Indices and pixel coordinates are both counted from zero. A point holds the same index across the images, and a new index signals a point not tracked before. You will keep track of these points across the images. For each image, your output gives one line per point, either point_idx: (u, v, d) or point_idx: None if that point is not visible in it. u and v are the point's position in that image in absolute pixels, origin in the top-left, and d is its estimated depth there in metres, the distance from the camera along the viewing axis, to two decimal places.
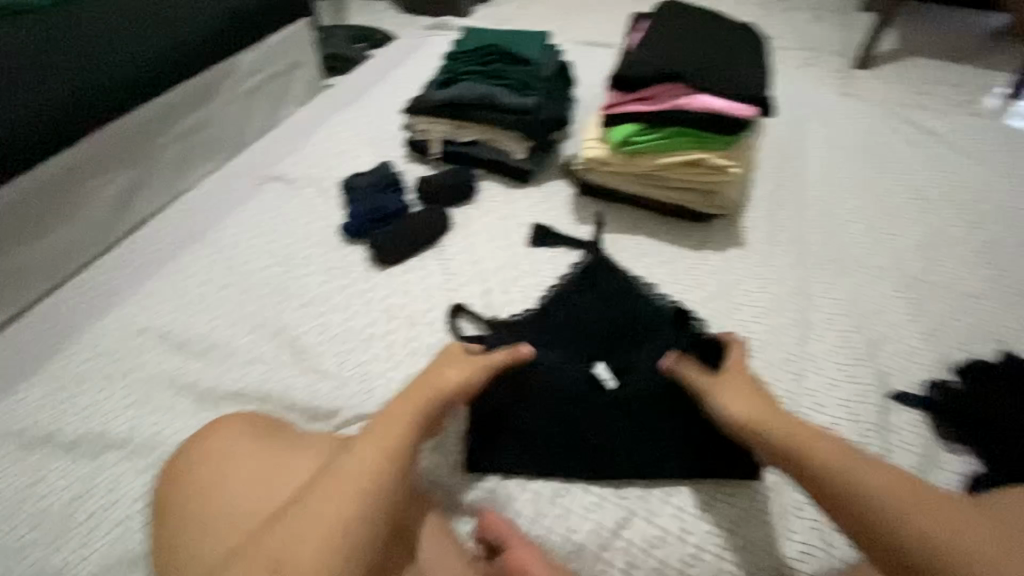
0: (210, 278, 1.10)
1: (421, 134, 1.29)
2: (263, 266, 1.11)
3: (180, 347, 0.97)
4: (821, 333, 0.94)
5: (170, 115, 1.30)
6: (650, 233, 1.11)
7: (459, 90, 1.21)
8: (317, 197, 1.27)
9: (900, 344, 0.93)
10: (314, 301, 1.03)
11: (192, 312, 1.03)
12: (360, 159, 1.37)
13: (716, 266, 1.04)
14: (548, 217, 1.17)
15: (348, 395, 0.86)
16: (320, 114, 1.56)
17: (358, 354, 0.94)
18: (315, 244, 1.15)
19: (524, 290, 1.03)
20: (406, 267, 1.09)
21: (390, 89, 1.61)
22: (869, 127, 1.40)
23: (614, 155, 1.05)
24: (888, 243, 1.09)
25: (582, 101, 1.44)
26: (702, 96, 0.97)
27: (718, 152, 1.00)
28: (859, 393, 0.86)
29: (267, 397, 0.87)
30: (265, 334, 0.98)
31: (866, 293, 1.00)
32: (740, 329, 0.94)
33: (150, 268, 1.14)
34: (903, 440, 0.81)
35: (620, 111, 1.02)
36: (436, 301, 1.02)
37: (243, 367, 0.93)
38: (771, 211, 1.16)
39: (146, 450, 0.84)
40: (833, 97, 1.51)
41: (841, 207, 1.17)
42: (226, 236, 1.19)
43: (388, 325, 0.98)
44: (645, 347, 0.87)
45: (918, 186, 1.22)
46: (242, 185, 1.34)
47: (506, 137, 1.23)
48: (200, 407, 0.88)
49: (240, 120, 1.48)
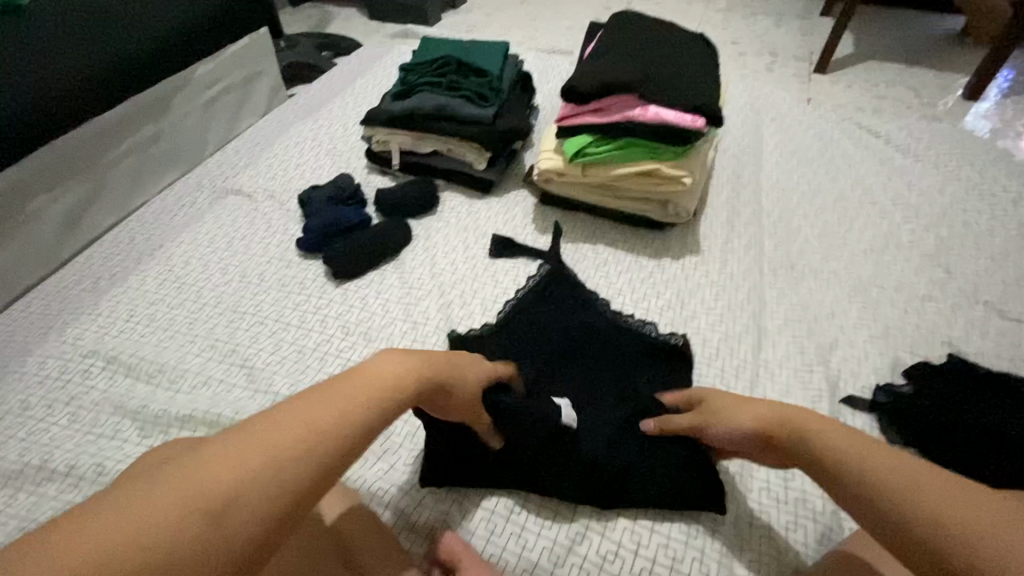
0: (162, 297, 1.07)
1: (380, 145, 1.28)
2: (217, 284, 1.09)
3: (128, 370, 0.94)
4: (774, 340, 0.95)
5: (123, 130, 1.27)
6: (609, 242, 1.12)
7: (417, 101, 1.20)
8: (275, 210, 1.25)
9: (850, 348, 0.95)
10: (268, 318, 1.01)
11: (142, 333, 1.00)
12: (320, 171, 1.35)
13: (673, 274, 1.05)
14: (509, 228, 1.17)
15: None
16: (280, 125, 1.54)
17: (312, 372, 0.92)
18: (271, 259, 1.13)
19: (483, 302, 1.03)
20: (364, 281, 1.08)
21: (351, 99, 1.60)
22: (824, 132, 1.43)
23: (571, 166, 1.05)
24: (841, 248, 1.12)
25: (544, 109, 1.44)
26: (653, 107, 0.97)
27: (672, 163, 1.00)
28: (811, 398, 0.87)
29: (216, 420, 0.85)
30: (217, 354, 0.95)
31: (818, 298, 1.02)
32: (696, 337, 0.95)
33: (99, 288, 1.11)
34: None
35: (574, 123, 1.03)
36: (394, 316, 1.01)
37: (193, 390, 0.90)
38: (727, 217, 1.17)
39: (90, 479, 0.81)
40: (790, 103, 1.54)
41: (796, 212, 1.19)
42: (180, 253, 1.16)
43: (344, 342, 0.97)
44: (609, 364, 0.87)
45: (870, 190, 1.25)
46: (198, 199, 1.31)
47: (465, 148, 1.23)
48: (147, 432, 0.85)
49: (196, 131, 1.45)
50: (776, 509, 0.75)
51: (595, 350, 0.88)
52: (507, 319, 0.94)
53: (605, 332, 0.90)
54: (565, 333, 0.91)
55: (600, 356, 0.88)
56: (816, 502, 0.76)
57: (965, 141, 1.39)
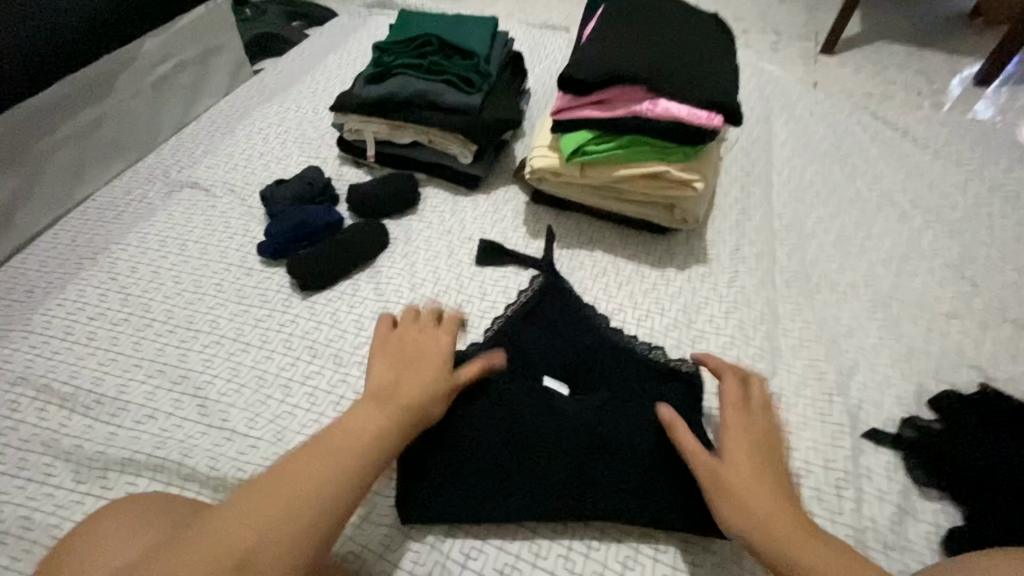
0: (104, 311, 0.94)
1: (353, 135, 1.15)
2: (168, 296, 0.96)
3: (62, 401, 0.82)
4: (789, 363, 0.87)
5: (56, 114, 1.11)
6: (609, 249, 1.02)
7: (393, 86, 1.07)
8: (235, 208, 1.12)
9: (871, 373, 0.86)
10: (225, 338, 0.89)
11: (79, 355, 0.88)
12: (286, 162, 1.21)
13: (679, 287, 0.95)
14: (497, 231, 1.06)
15: (259, 460, 0.74)
16: (242, 107, 1.38)
17: (275, 404, 0.81)
18: (229, 266, 1.01)
19: (469, 318, 0.92)
20: (335, 293, 0.96)
21: (323, 77, 1.44)
22: (837, 124, 1.32)
23: (568, 166, 0.93)
24: (859, 256, 1.02)
25: (535, 93, 1.31)
26: (662, 101, 0.85)
27: (682, 165, 0.89)
28: (831, 433, 0.79)
29: (161, 464, 0.74)
30: (165, 382, 0.84)
31: (835, 315, 0.94)
32: (705, 362, 0.86)
33: (32, 300, 0.98)
34: (876, 487, 0.74)
35: (571, 116, 0.91)
36: (368, 335, 0.90)
37: (136, 425, 0.79)
38: (736, 221, 1.07)
39: (13, 536, 0.70)
40: (800, 90, 1.42)
41: (810, 215, 1.09)
42: (126, 258, 1.03)
43: (311, 366, 0.86)
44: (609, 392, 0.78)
45: (888, 191, 1.15)
46: (149, 193, 1.18)
47: (449, 140, 1.10)
48: (83, 477, 0.74)
49: (147, 115, 1.29)
50: None
51: (600, 374, 0.80)
52: (495, 340, 0.84)
53: (603, 354, 0.82)
54: (559, 356, 0.82)
55: (599, 382, 0.79)
56: None
57: (985, 136, 1.29)
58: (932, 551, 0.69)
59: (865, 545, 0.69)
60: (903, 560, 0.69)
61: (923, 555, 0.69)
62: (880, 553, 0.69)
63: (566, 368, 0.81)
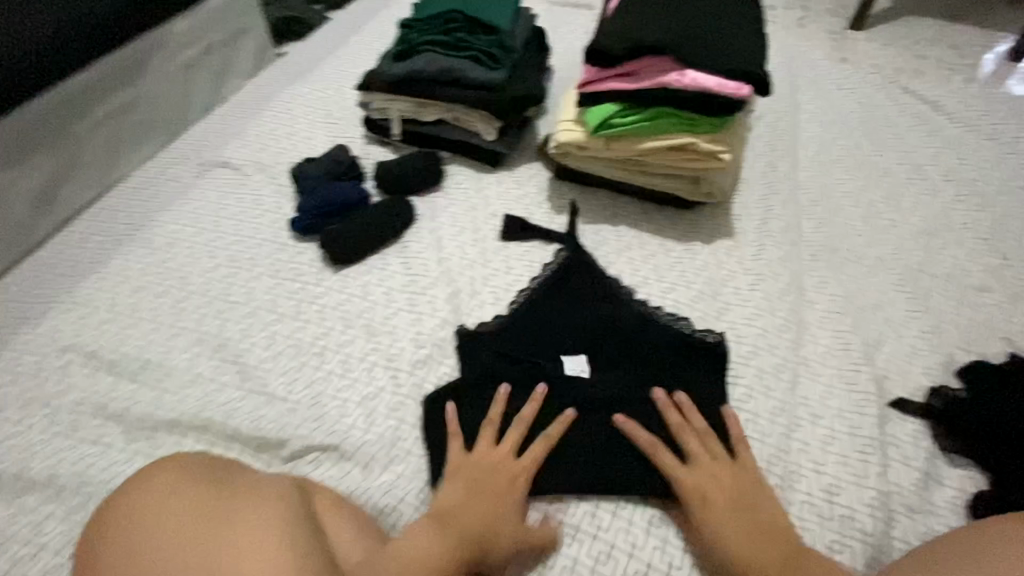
0: (146, 284, 0.98)
1: (379, 113, 1.16)
2: (205, 269, 0.99)
3: (111, 367, 0.86)
4: (815, 334, 0.87)
5: (90, 97, 1.16)
6: (633, 223, 1.03)
7: (419, 63, 1.08)
8: (266, 186, 1.15)
9: (899, 344, 0.86)
10: (261, 309, 0.93)
11: (124, 325, 0.92)
12: (313, 141, 1.24)
13: (704, 260, 0.96)
14: (522, 207, 1.07)
15: (297, 422, 0.77)
16: (269, 89, 1.41)
17: (311, 370, 0.84)
18: (263, 241, 1.04)
19: (496, 290, 0.94)
20: (365, 267, 0.98)
21: (347, 57, 1.45)
22: (866, 99, 1.30)
23: (594, 139, 0.94)
24: (887, 230, 1.02)
25: (558, 70, 1.31)
26: (690, 71, 0.85)
27: (709, 136, 0.89)
28: (857, 401, 0.79)
29: (206, 425, 0.77)
30: (207, 349, 0.87)
31: (863, 287, 0.93)
32: (730, 332, 0.86)
33: (77, 273, 1.02)
34: (902, 454, 0.75)
35: (598, 89, 0.91)
36: (398, 306, 0.92)
37: (181, 389, 0.83)
38: (762, 195, 1.06)
39: (72, 490, 0.74)
40: (828, 65, 1.40)
41: (837, 189, 1.08)
42: (164, 234, 1.07)
43: (344, 336, 0.88)
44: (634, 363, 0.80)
45: (918, 165, 1.13)
46: (183, 172, 1.21)
47: (473, 117, 1.11)
48: (133, 437, 0.79)
49: (177, 96, 1.32)
50: (817, 525, 0.69)
51: (626, 342, 0.81)
52: (520, 314, 0.86)
53: (629, 326, 0.83)
54: (583, 327, 0.83)
55: (624, 353, 0.81)
56: (864, 521, 0.70)
57: (1021, 109, 1.26)
58: (956, 515, 0.70)
59: (888, 508, 0.71)
60: (926, 524, 0.70)
61: (947, 519, 0.70)
62: (903, 516, 0.70)
63: (592, 337, 0.82)
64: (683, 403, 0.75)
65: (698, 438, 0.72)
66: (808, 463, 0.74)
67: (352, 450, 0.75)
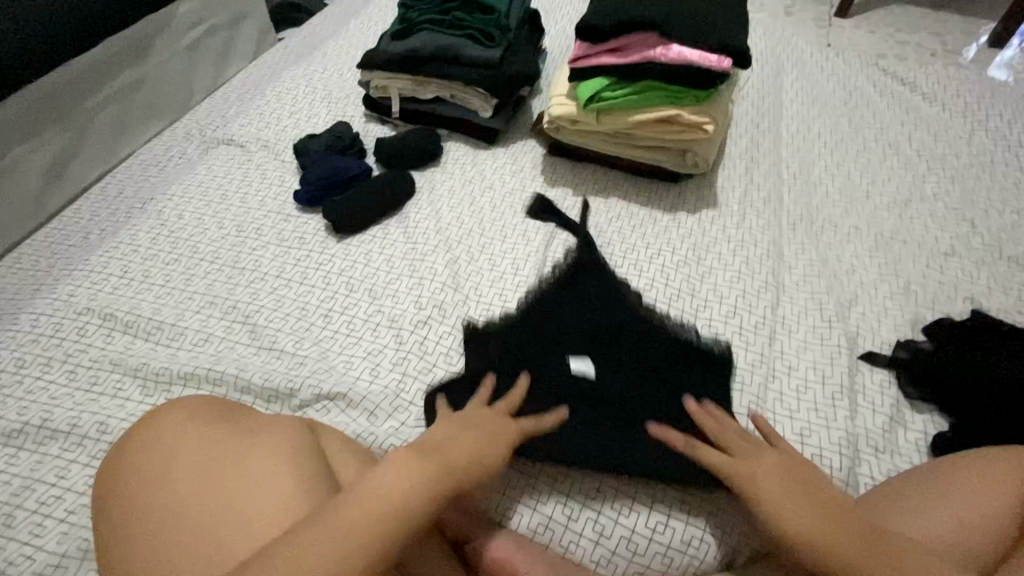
0: (156, 252, 1.02)
1: (378, 91, 1.21)
2: (213, 239, 1.04)
3: (126, 328, 0.91)
4: (792, 296, 0.92)
5: (101, 74, 1.20)
6: (623, 195, 1.08)
7: (417, 42, 1.13)
8: (270, 161, 1.19)
9: (870, 304, 0.92)
10: (268, 275, 0.97)
11: (137, 290, 0.96)
12: (315, 120, 1.28)
13: (689, 229, 1.01)
14: (517, 181, 1.12)
15: (306, 375, 0.82)
16: (270, 71, 1.44)
17: (317, 330, 0.89)
18: (268, 212, 1.08)
19: (492, 257, 0.99)
20: (367, 237, 1.03)
21: (346, 41, 1.50)
22: (846, 80, 1.35)
23: (585, 113, 0.99)
24: (863, 201, 1.07)
25: (551, 52, 1.35)
26: (675, 46, 0.90)
27: (695, 109, 0.94)
28: (830, 354, 0.85)
29: (219, 378, 0.82)
30: (217, 311, 0.92)
31: (838, 253, 0.99)
32: (713, 293, 0.92)
33: (89, 244, 1.06)
34: (870, 401, 0.81)
35: (588, 64, 0.96)
36: (399, 272, 0.97)
37: (194, 348, 0.87)
38: (746, 169, 1.12)
39: (93, 438, 0.79)
40: (811, 49, 1.45)
41: (816, 163, 1.14)
42: (172, 206, 1.11)
43: (348, 299, 0.93)
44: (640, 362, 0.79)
45: (894, 141, 1.19)
46: (188, 150, 1.25)
47: (470, 94, 1.16)
48: (150, 390, 0.83)
49: (181, 77, 1.36)
50: None
51: (631, 338, 0.81)
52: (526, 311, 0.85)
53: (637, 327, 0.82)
54: (591, 326, 0.82)
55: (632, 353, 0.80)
56: (833, 459, 0.75)
57: (993, 90, 1.32)
58: (919, 455, 0.76)
59: (856, 448, 0.76)
60: (891, 462, 0.76)
61: (910, 458, 0.76)
62: (870, 456, 0.76)
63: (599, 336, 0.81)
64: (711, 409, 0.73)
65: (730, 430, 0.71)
66: (783, 410, 0.80)
67: (357, 399, 0.79)
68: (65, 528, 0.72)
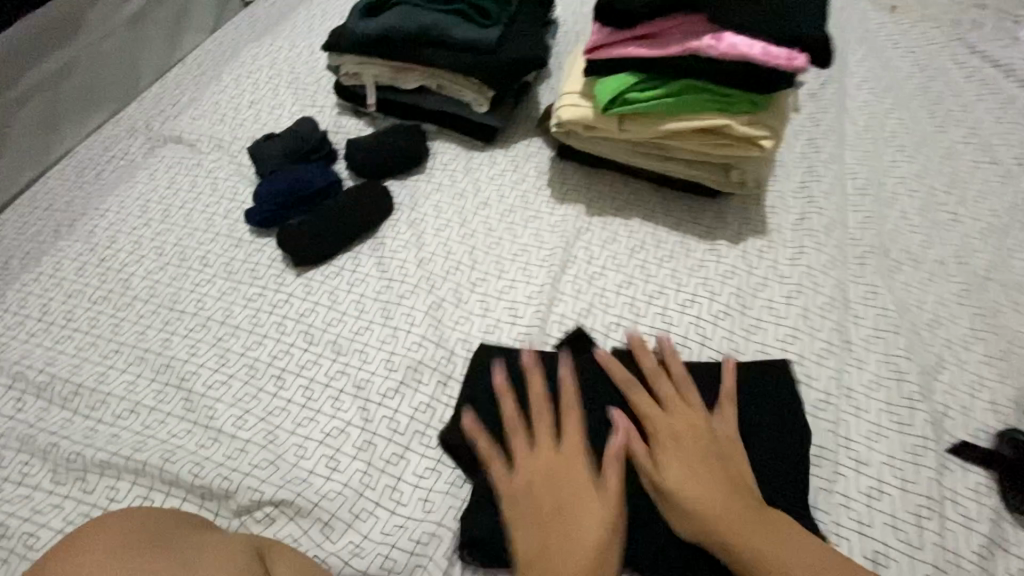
0: (82, 288, 0.85)
1: (350, 79, 0.99)
2: (150, 270, 0.86)
3: (39, 391, 0.75)
4: (861, 359, 0.73)
5: (22, 58, 0.99)
6: (648, 215, 0.87)
7: (395, 18, 0.90)
8: (223, 166, 0.99)
9: (960, 372, 0.72)
10: (212, 321, 0.80)
11: (56, 339, 0.80)
12: (278, 111, 1.07)
13: (732, 264, 0.81)
14: (517, 195, 0.92)
15: (246, 468, 0.66)
16: (231, 46, 1.22)
17: (266, 399, 0.72)
18: (217, 235, 0.89)
19: (484, 299, 0.80)
20: (333, 269, 0.84)
21: (318, 8, 1.26)
22: (926, 60, 1.10)
23: (603, 119, 0.77)
24: (949, 226, 0.86)
25: (562, 25, 1.11)
26: (729, 35, 0.68)
27: (748, 118, 0.72)
28: (910, 448, 0.67)
29: (141, 469, 0.66)
30: (148, 370, 0.75)
31: (918, 298, 0.79)
32: (758, 355, 0.73)
33: (7, 273, 0.89)
34: (962, 513, 0.63)
35: (611, 55, 0.74)
36: (370, 319, 0.78)
37: (117, 422, 0.71)
38: (802, 182, 0.90)
39: None
40: (882, 17, 1.18)
41: (890, 174, 0.92)
42: (105, 225, 0.93)
43: (306, 355, 0.75)
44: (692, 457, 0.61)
45: (988, 144, 0.95)
46: (130, 148, 1.05)
47: (461, 84, 0.94)
48: (60, 478, 0.68)
49: (123, 56, 1.14)
50: None
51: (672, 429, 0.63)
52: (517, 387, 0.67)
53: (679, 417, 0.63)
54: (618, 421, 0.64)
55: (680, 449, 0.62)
56: None
57: None
58: None
59: None
60: None
61: None
62: None
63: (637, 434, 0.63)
64: (653, 376, 0.67)
65: (676, 386, 0.66)
66: (850, 523, 0.62)
67: (309, 506, 0.63)
68: None
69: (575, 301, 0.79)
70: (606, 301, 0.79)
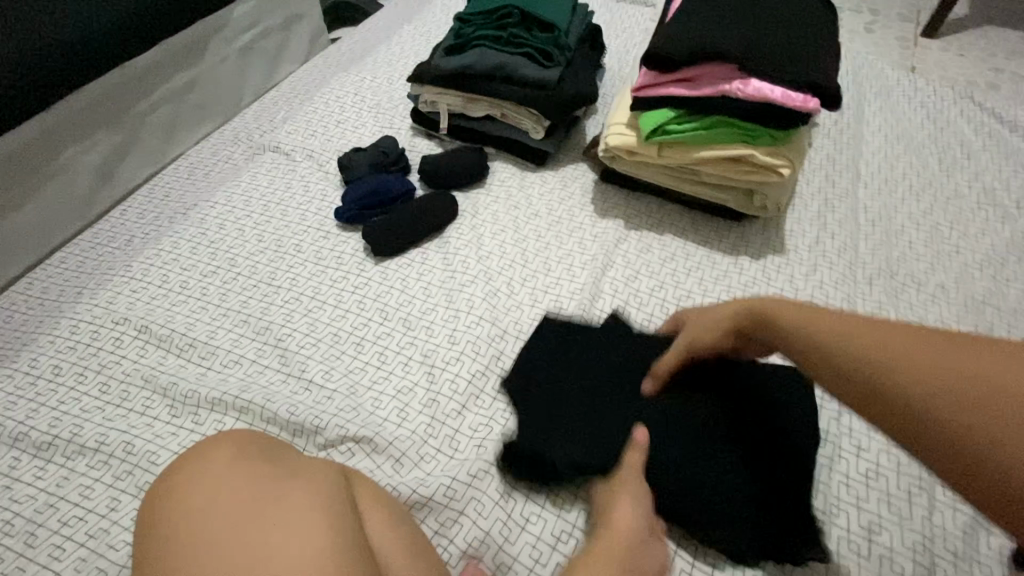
0: (195, 264, 1.01)
1: (426, 106, 1.16)
2: (251, 253, 1.02)
3: (159, 342, 0.90)
4: None
5: (154, 75, 1.19)
6: (678, 232, 1.00)
7: (471, 58, 1.08)
8: (313, 172, 1.17)
9: None
10: (303, 296, 0.94)
11: (173, 303, 0.95)
12: (361, 131, 1.25)
13: (753, 276, 0.93)
14: (565, 209, 1.06)
15: (333, 411, 0.79)
16: (321, 75, 1.42)
17: (348, 360, 0.85)
18: (309, 227, 1.05)
19: (534, 292, 0.93)
20: (405, 260, 0.98)
21: (397, 47, 1.46)
22: (938, 114, 1.22)
23: (644, 145, 0.91)
24: (951, 255, 0.96)
25: (610, 71, 1.28)
26: (754, 80, 0.82)
27: (769, 149, 0.86)
28: None
29: (246, 406, 0.80)
30: (249, 331, 0.90)
31: (921, 316, 0.88)
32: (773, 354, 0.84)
33: (131, 248, 1.06)
34: (951, 497, 0.71)
35: (655, 93, 0.88)
36: (436, 302, 0.92)
37: (223, 370, 0.85)
38: (818, 212, 1.02)
39: (118, 458, 0.78)
40: (898, 76, 1.32)
41: (899, 209, 1.03)
42: (214, 214, 1.10)
43: (382, 328, 0.89)
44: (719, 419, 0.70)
45: (991, 189, 1.06)
46: (234, 154, 1.24)
47: (522, 114, 1.10)
48: (177, 411, 0.82)
49: (231, 80, 1.35)
50: (857, 565, 0.66)
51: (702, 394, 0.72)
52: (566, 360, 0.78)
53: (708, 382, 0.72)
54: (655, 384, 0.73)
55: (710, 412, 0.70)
56: (904, 565, 0.66)
57: None
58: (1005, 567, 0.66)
59: (932, 553, 0.67)
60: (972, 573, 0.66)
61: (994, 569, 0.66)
62: (948, 563, 0.66)
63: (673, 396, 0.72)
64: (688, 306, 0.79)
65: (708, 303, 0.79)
66: (849, 497, 0.71)
67: (384, 445, 0.75)
68: (83, 554, 0.71)
69: (613, 299, 0.92)
70: (640, 300, 0.91)
